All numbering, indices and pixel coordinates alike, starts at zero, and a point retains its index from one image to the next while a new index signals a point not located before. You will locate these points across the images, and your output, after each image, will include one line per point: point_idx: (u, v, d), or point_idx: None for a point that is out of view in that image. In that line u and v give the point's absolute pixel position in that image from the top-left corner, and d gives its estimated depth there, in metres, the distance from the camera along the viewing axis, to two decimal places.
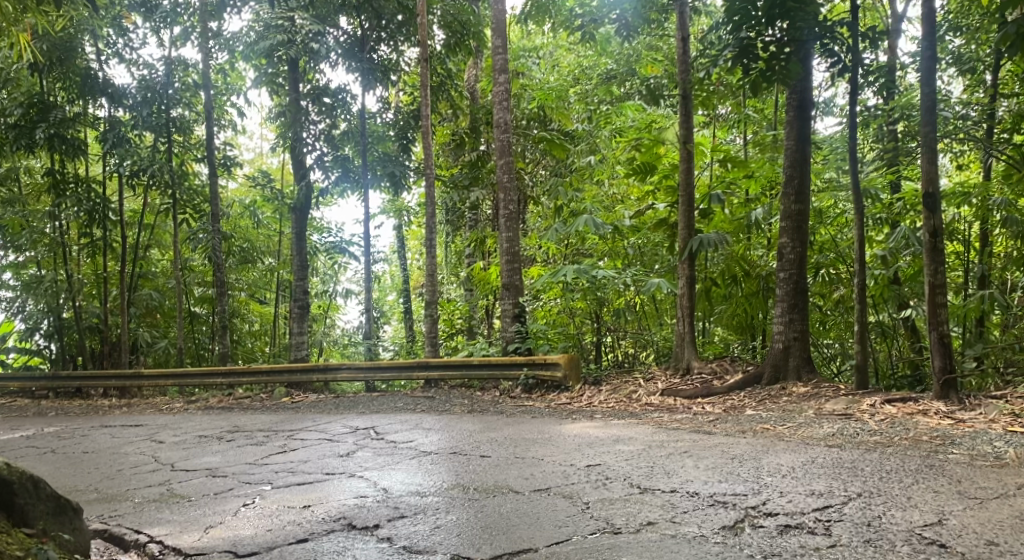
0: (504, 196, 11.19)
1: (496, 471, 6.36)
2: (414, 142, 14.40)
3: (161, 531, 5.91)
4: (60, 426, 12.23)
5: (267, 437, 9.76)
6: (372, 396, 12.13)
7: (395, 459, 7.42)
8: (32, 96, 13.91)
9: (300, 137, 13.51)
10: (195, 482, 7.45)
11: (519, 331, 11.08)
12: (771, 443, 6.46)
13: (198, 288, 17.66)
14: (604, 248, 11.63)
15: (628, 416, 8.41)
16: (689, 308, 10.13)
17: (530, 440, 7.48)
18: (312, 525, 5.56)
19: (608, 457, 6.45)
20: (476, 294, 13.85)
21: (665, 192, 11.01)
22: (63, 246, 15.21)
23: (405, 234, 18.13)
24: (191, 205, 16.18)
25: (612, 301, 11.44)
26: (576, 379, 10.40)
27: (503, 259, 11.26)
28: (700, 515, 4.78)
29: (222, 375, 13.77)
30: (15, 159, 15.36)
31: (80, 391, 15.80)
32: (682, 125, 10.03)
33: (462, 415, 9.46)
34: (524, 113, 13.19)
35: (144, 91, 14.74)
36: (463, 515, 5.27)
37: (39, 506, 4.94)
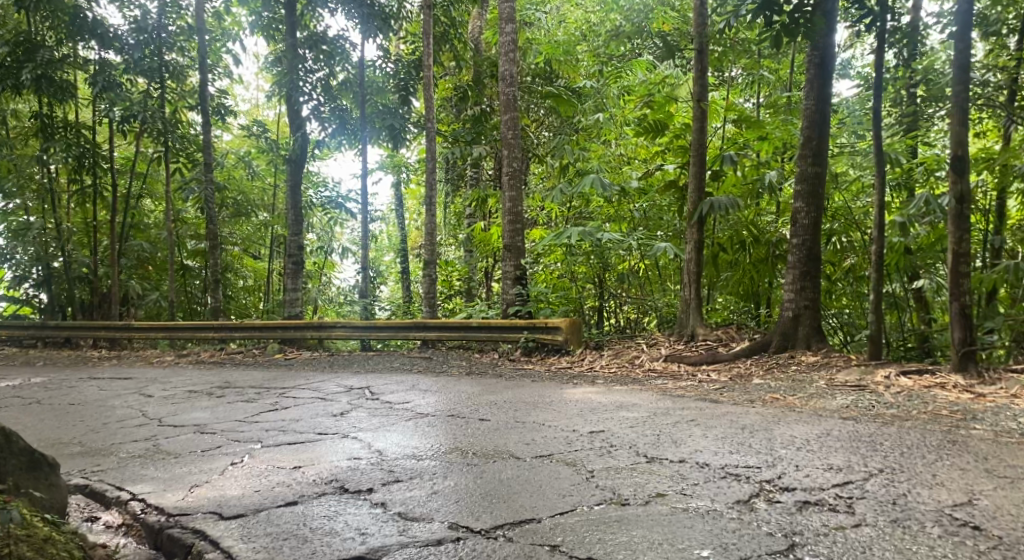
0: (507, 153, 10.82)
1: (495, 436, 6.09)
2: (414, 95, 13.98)
3: (145, 489, 5.66)
4: (48, 376, 12.01)
5: (259, 394, 9.51)
6: (367, 355, 11.88)
7: (390, 420, 7.15)
8: (17, 35, 13.59)
9: (297, 86, 13.05)
10: (183, 439, 7.20)
11: (520, 293, 10.79)
12: (783, 413, 6.20)
13: (192, 241, 17.34)
14: (609, 212, 11.16)
15: (631, 383, 8.16)
16: (697, 273, 9.81)
17: (530, 404, 7.21)
18: (302, 488, 5.30)
19: (612, 423, 6.18)
20: (476, 254, 13.52)
21: (675, 153, 10.65)
22: (52, 192, 14.93)
23: (405, 192, 17.75)
24: (184, 154, 15.84)
25: (616, 265, 11.12)
26: (577, 343, 10.12)
27: (505, 220, 10.87)
28: (713, 488, 4.52)
29: (214, 330, 13.52)
30: (3, 101, 15.05)
31: (70, 341, 15.55)
32: (696, 82, 9.66)
33: (460, 377, 9.20)
34: (529, 69, 12.64)
35: (137, 34, 14.30)
36: (461, 482, 5.00)
37: (11, 460, 4.69)
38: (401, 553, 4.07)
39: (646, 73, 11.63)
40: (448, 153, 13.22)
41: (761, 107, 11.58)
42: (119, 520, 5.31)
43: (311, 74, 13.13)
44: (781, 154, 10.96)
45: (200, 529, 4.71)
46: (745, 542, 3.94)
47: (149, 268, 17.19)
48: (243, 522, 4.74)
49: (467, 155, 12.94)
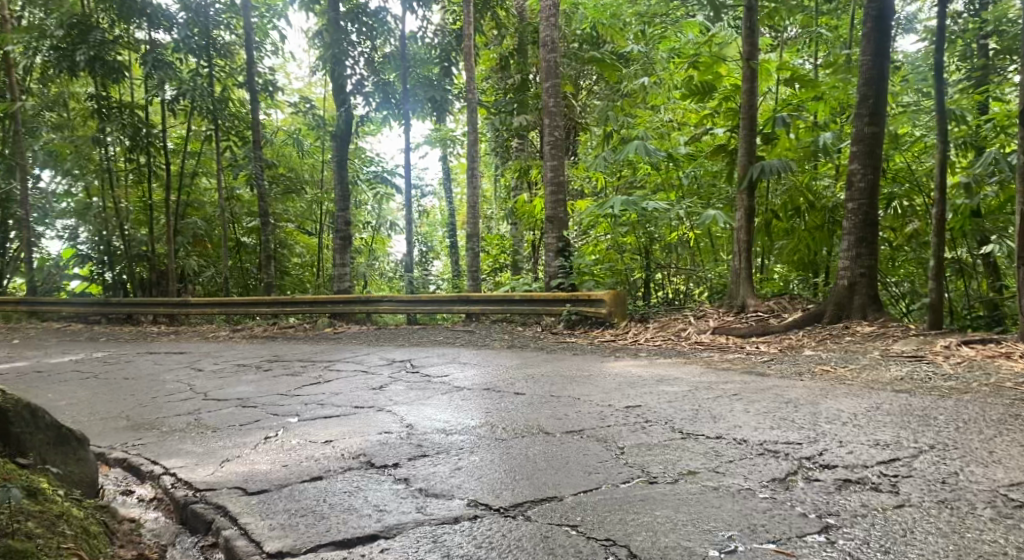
0: (549, 122, 10.57)
1: (527, 410, 5.91)
2: (455, 66, 13.89)
3: (178, 463, 5.65)
4: (107, 351, 12.32)
5: (303, 368, 9.52)
6: (413, 328, 11.84)
7: (426, 394, 7.04)
8: (70, 18, 13.82)
9: (341, 60, 12.98)
10: (223, 413, 7.22)
11: (563, 266, 10.60)
12: (832, 386, 5.86)
13: (245, 218, 17.56)
14: (657, 180, 10.89)
15: (675, 355, 7.88)
16: (747, 243, 9.40)
17: (568, 378, 7.01)
18: (328, 463, 5.22)
19: (650, 398, 5.93)
20: (521, 226, 13.34)
21: (724, 116, 10.23)
22: (109, 172, 15.22)
23: (453, 165, 17.68)
24: (234, 132, 16.06)
25: (664, 235, 10.76)
26: (622, 315, 9.86)
27: (547, 190, 10.66)
28: (747, 466, 4.26)
29: (266, 305, 13.64)
30: (64, 84, 15.56)
31: (131, 317, 15.89)
32: (746, 40, 9.22)
33: (501, 351, 9.06)
34: (575, 35, 12.36)
35: (189, 13, 14.46)
36: (488, 457, 4.84)
37: (37, 435, 4.71)
38: (416, 531, 3.93)
39: (695, 36, 11.20)
40: (492, 123, 13.01)
41: (818, 68, 11.04)
42: (151, 494, 5.30)
43: (354, 47, 13.06)
44: (838, 115, 10.45)
45: (223, 504, 4.65)
46: (775, 523, 3.68)
47: (205, 245, 17.48)
48: (265, 498, 4.67)
49: (509, 124, 12.67)
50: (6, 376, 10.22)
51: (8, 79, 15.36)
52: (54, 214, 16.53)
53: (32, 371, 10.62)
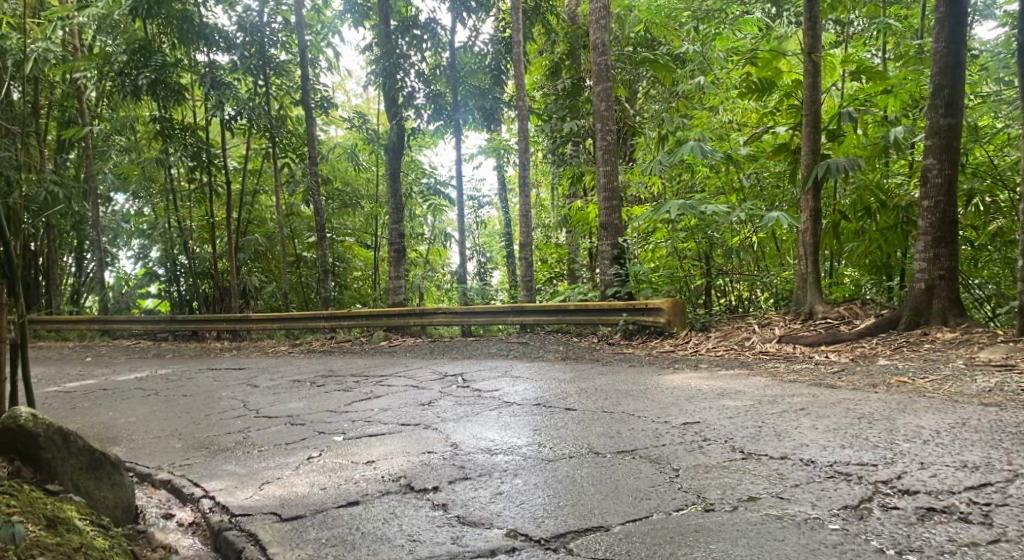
0: (602, 126, 10.22)
1: (578, 428, 5.55)
2: (505, 74, 13.70)
3: (218, 486, 5.38)
4: (171, 368, 12.41)
5: (356, 383, 9.31)
6: (469, 341, 11.58)
7: (475, 410, 6.70)
8: (133, 42, 14.03)
9: (393, 73, 12.89)
10: (273, 431, 6.93)
11: (619, 273, 10.25)
12: (911, 400, 5.35)
13: (305, 233, 17.64)
14: (717, 183, 10.34)
15: (739, 366, 7.42)
16: (814, 246, 8.87)
17: (624, 392, 6.61)
18: (365, 486, 4.94)
19: (710, 414, 5.50)
20: (576, 234, 13.01)
21: (786, 113, 9.71)
22: (173, 192, 15.47)
23: (507, 176, 17.49)
24: (290, 149, 16.13)
25: (725, 240, 10.24)
26: (681, 325, 9.44)
27: (600, 196, 10.32)
28: (816, 490, 4.01)
29: (325, 319, 13.55)
30: (131, 108, 15.86)
31: (196, 334, 15.92)
32: (807, 32, 8.73)
33: (556, 363, 8.72)
34: (629, 38, 12.05)
35: (247, 34, 14.62)
36: (532, 481, 4.52)
37: (70, 461, 4.68)
38: None
39: (754, 33, 10.67)
40: (544, 131, 12.75)
41: (889, 62, 10.37)
42: (190, 517, 5.02)
43: (406, 59, 13.01)
44: (910, 109, 9.85)
45: (256, 532, 4.44)
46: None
47: (269, 260, 17.70)
48: (298, 524, 4.46)
49: (560, 130, 12.37)
50: (73, 394, 10.31)
51: (79, 105, 15.69)
52: (125, 235, 16.83)
53: (98, 389, 10.67)
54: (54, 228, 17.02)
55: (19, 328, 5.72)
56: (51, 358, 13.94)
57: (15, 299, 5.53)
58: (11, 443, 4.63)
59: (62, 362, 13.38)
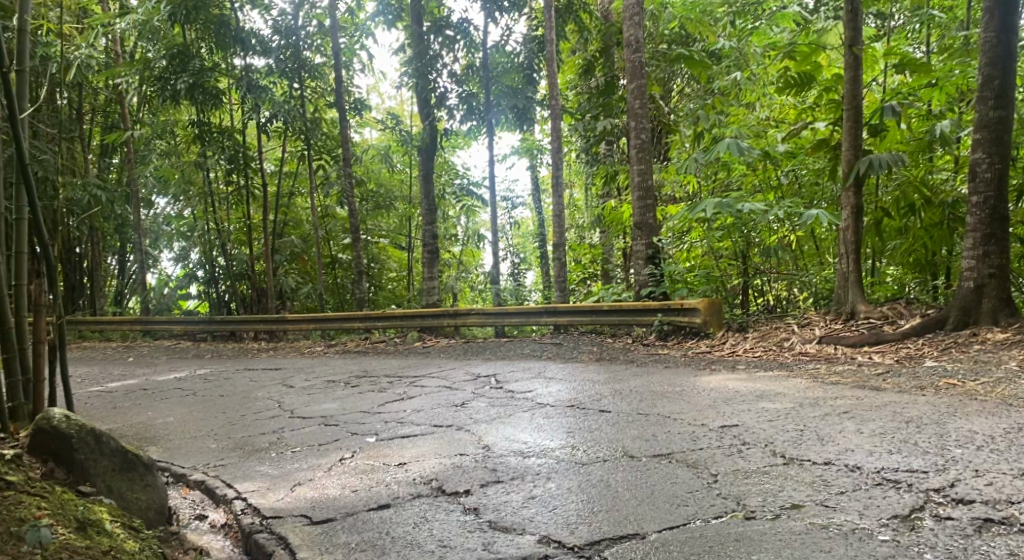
0: (635, 124, 10.07)
1: (613, 431, 5.42)
2: (538, 73, 13.59)
3: (251, 487, 5.35)
4: (210, 368, 12.50)
5: (389, 384, 9.26)
6: (502, 342, 11.50)
7: (508, 411, 6.60)
8: (172, 47, 14.19)
9: (425, 74, 12.88)
10: (305, 431, 6.90)
11: (653, 273, 10.09)
12: (962, 403, 5.15)
13: (341, 235, 17.72)
14: (755, 180, 10.12)
15: (779, 367, 7.22)
16: (856, 244, 8.62)
17: (660, 394, 6.45)
18: (397, 488, 4.86)
19: (749, 417, 5.34)
20: (610, 233, 12.88)
21: (826, 108, 9.46)
22: (211, 194, 15.63)
23: (540, 176, 17.40)
24: (325, 151, 16.22)
25: (763, 239, 10.02)
26: (718, 325, 9.25)
27: (634, 195, 10.17)
28: (863, 498, 3.85)
29: (359, 319, 13.55)
30: (169, 112, 16.03)
31: (234, 335, 16.03)
32: (848, 25, 8.49)
33: (590, 364, 8.59)
34: (663, 35, 11.89)
35: (282, 38, 14.71)
36: (565, 486, 4.40)
37: (102, 462, 4.67)
38: None
39: (791, 27, 10.45)
40: (578, 129, 12.65)
41: (932, 55, 10.09)
42: (223, 519, 5.01)
43: (439, 60, 13.01)
44: (956, 102, 9.56)
45: (286, 535, 4.39)
46: None
47: (305, 262, 17.66)
48: (328, 528, 4.39)
49: (594, 129, 12.24)
50: (114, 394, 10.42)
51: (121, 110, 15.92)
52: (166, 237, 17.05)
53: (138, 389, 10.78)
54: (98, 231, 17.30)
55: (59, 330, 5.64)
56: (95, 358, 14.17)
57: (55, 301, 5.51)
58: (45, 442, 4.62)
59: (105, 362, 13.57)
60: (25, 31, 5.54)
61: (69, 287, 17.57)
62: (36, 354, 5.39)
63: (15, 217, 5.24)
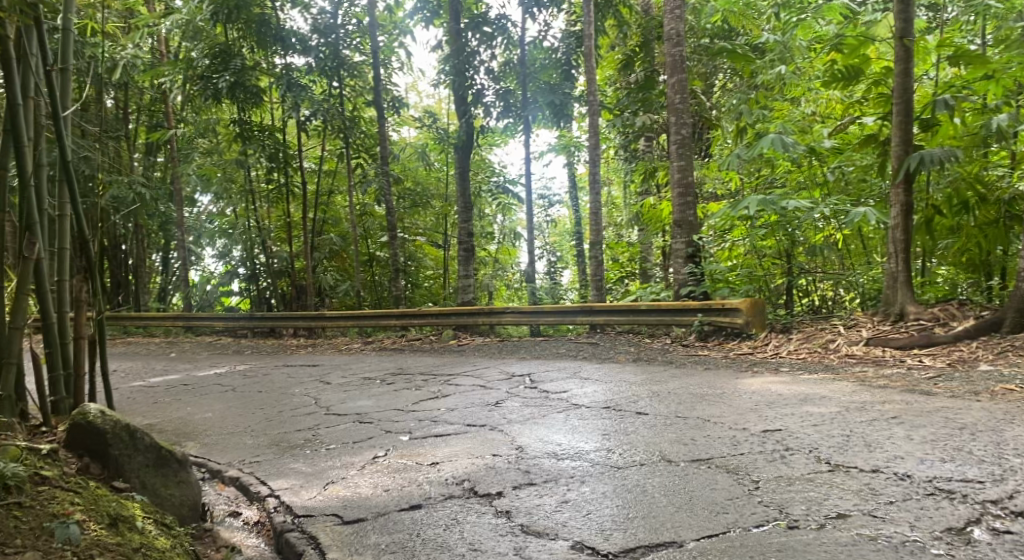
0: (675, 120, 9.87)
1: (651, 434, 5.27)
2: (576, 69, 13.45)
3: (284, 485, 5.30)
4: (249, 364, 12.59)
5: (424, 382, 9.20)
6: (538, 341, 11.39)
7: (543, 412, 6.48)
8: (214, 46, 14.31)
9: (462, 71, 12.82)
10: (340, 429, 6.86)
11: (693, 272, 9.90)
12: (1019, 410, 4.92)
13: (378, 233, 17.75)
14: (799, 176, 9.84)
15: (823, 370, 7.00)
16: (906, 242, 8.33)
17: (699, 396, 6.28)
18: (429, 489, 4.78)
19: (792, 421, 5.15)
20: (648, 231, 12.69)
21: (874, 103, 9.18)
22: (251, 192, 15.75)
23: (577, 173, 17.24)
24: (363, 149, 16.27)
25: (808, 238, 9.76)
26: (760, 326, 9.01)
27: (674, 192, 9.98)
28: (914, 509, 3.67)
29: (396, 317, 13.52)
30: (211, 111, 16.19)
31: (274, 331, 16.13)
32: (899, 16, 8.20)
33: (627, 365, 8.44)
34: (705, 30, 11.65)
35: (322, 36, 14.76)
36: (600, 490, 4.27)
37: (136, 458, 4.64)
38: None
39: (837, 19, 10.16)
40: (616, 126, 12.48)
41: (987, 48, 9.70)
42: (256, 517, 4.97)
43: (476, 57, 12.93)
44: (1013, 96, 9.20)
45: (316, 535, 4.32)
46: None
47: (343, 259, 17.66)
48: (359, 528, 4.32)
49: (632, 125, 12.05)
50: (156, 389, 10.53)
51: (165, 109, 16.13)
52: (208, 235, 17.24)
53: (179, 384, 10.88)
54: (142, 228, 17.56)
55: (98, 326, 5.62)
56: (139, 353, 14.38)
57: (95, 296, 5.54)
58: (81, 438, 4.62)
59: (148, 357, 13.76)
60: (70, 29, 5.54)
61: (115, 284, 17.87)
62: (77, 349, 5.43)
63: (58, 214, 5.27)
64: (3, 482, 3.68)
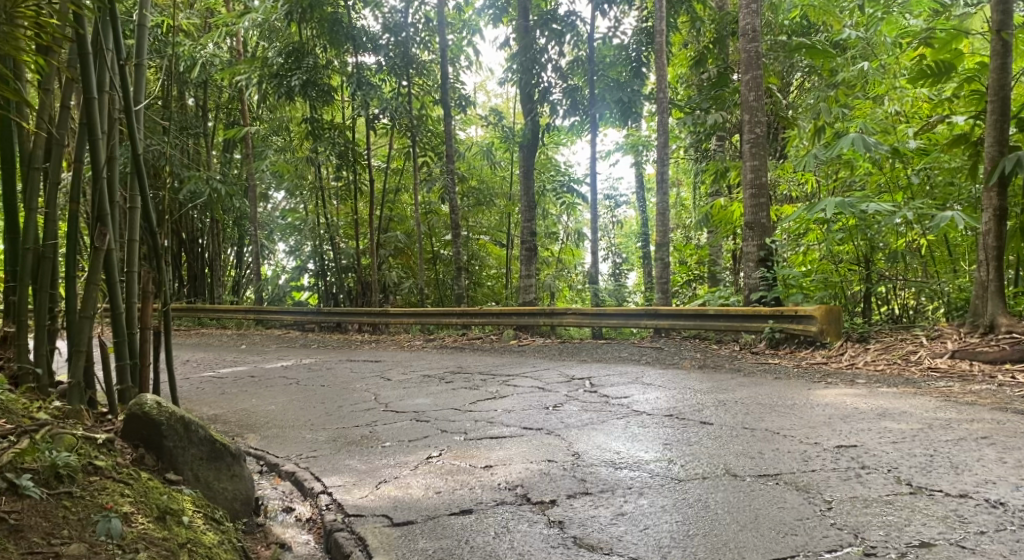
0: (749, 118, 9.48)
1: (715, 445, 5.00)
2: (646, 66, 13.12)
3: (337, 482, 5.21)
4: (313, 357, 12.68)
5: (483, 381, 9.06)
6: (601, 343, 11.15)
7: (602, 417, 6.26)
8: (288, 45, 14.41)
9: (530, 69, 12.69)
10: (397, 426, 6.76)
11: (764, 277, 9.50)
12: None
13: (443, 231, 17.72)
14: (880, 179, 9.34)
15: (903, 383, 6.60)
16: (998, 249, 7.79)
17: (767, 407, 5.97)
18: (481, 493, 4.61)
19: (870, 437, 4.83)
20: (718, 235, 12.32)
21: (966, 101, 8.64)
22: (321, 189, 15.90)
23: (645, 173, 16.90)
24: (429, 147, 16.24)
25: (889, 244, 9.28)
26: (836, 335, 8.56)
27: (747, 193, 9.61)
28: (1008, 541, 3.35)
29: (457, 315, 13.43)
30: (283, 108, 16.40)
31: (340, 325, 16.24)
32: (997, 7, 7.70)
33: (693, 371, 8.14)
34: (783, 26, 11.20)
35: (392, 35, 14.77)
36: (659, 504, 4.04)
37: (190, 451, 4.50)
38: None
39: (925, 14, 9.63)
40: (687, 125, 12.12)
41: None
42: (308, 513, 4.87)
43: (544, 54, 12.73)
44: None
45: (365, 536, 4.18)
46: None
47: (407, 256, 17.58)
48: (407, 531, 4.18)
49: (704, 124, 11.66)
50: (223, 380, 10.68)
51: (241, 107, 16.43)
52: (280, 230, 17.49)
53: (245, 376, 11.02)
54: (217, 223, 17.93)
55: (162, 316, 5.58)
56: (211, 344, 14.66)
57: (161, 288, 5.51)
58: (136, 429, 4.45)
59: (219, 349, 14.02)
60: (145, 25, 5.50)
61: (192, 276, 18.29)
62: (144, 339, 5.39)
63: (129, 206, 5.23)
64: (55, 471, 3.57)
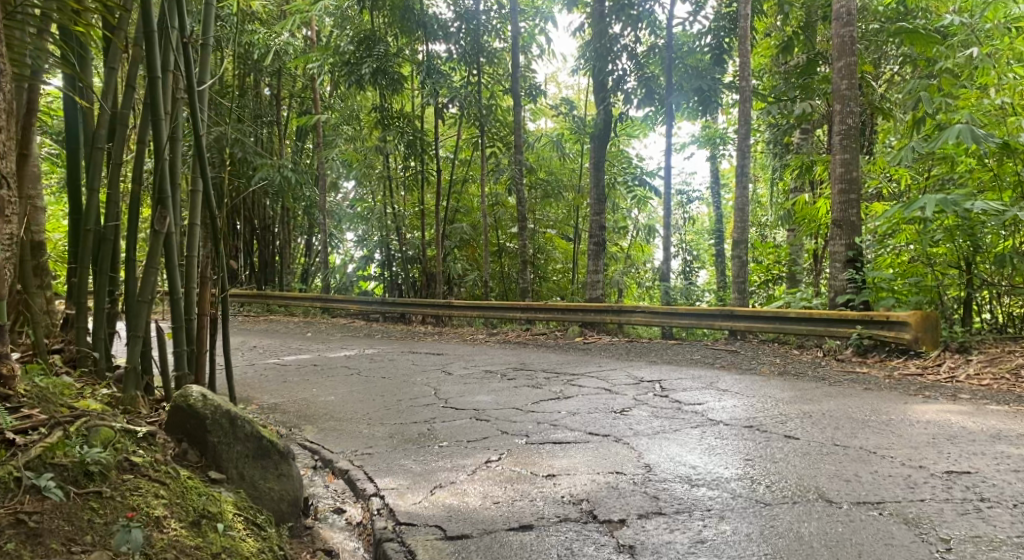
0: (841, 108, 8.84)
1: (803, 463, 4.52)
2: (727, 54, 12.51)
3: (391, 484, 4.90)
4: (375, 348, 12.50)
5: (547, 380, 8.68)
6: (671, 344, 10.63)
7: (675, 425, 5.82)
8: (360, 32, 14.20)
9: (605, 56, 12.23)
10: (457, 424, 6.44)
11: (852, 279, 8.90)
12: None
13: (509, 224, 17.26)
14: (983, 177, 8.62)
15: (1012, 401, 5.97)
16: None
17: (860, 422, 5.44)
18: (544, 506, 4.22)
19: (985, 466, 4.29)
20: (800, 232, 11.63)
21: None
22: (389, 178, 15.70)
23: (721, 168, 16.22)
24: (497, 137, 15.86)
25: (992, 246, 8.56)
26: (931, 344, 7.92)
27: (835, 189, 8.99)
28: None
29: (522, 310, 13.05)
30: (353, 96, 16.27)
31: (404, 317, 16.00)
32: None
33: (772, 377, 7.61)
34: (879, 11, 10.44)
35: (463, 23, 14.38)
36: (743, 531, 3.67)
37: (234, 448, 4.14)
38: None
39: None
40: (770, 116, 11.48)
41: None
42: (359, 517, 4.57)
43: (618, 42, 12.24)
44: None
45: (416, 550, 3.83)
46: None
47: (473, 249, 17.20)
48: (461, 548, 3.82)
49: (790, 113, 11.01)
50: (286, 367, 10.57)
51: (313, 95, 16.42)
52: (348, 220, 17.36)
53: (308, 364, 10.88)
54: (287, 211, 17.96)
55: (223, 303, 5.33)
56: (277, 331, 14.63)
57: (220, 274, 5.26)
58: (180, 421, 4.15)
59: (285, 336, 13.95)
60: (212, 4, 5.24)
61: (262, 263, 18.38)
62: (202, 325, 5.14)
63: (190, 190, 4.99)
64: (85, 468, 3.24)
